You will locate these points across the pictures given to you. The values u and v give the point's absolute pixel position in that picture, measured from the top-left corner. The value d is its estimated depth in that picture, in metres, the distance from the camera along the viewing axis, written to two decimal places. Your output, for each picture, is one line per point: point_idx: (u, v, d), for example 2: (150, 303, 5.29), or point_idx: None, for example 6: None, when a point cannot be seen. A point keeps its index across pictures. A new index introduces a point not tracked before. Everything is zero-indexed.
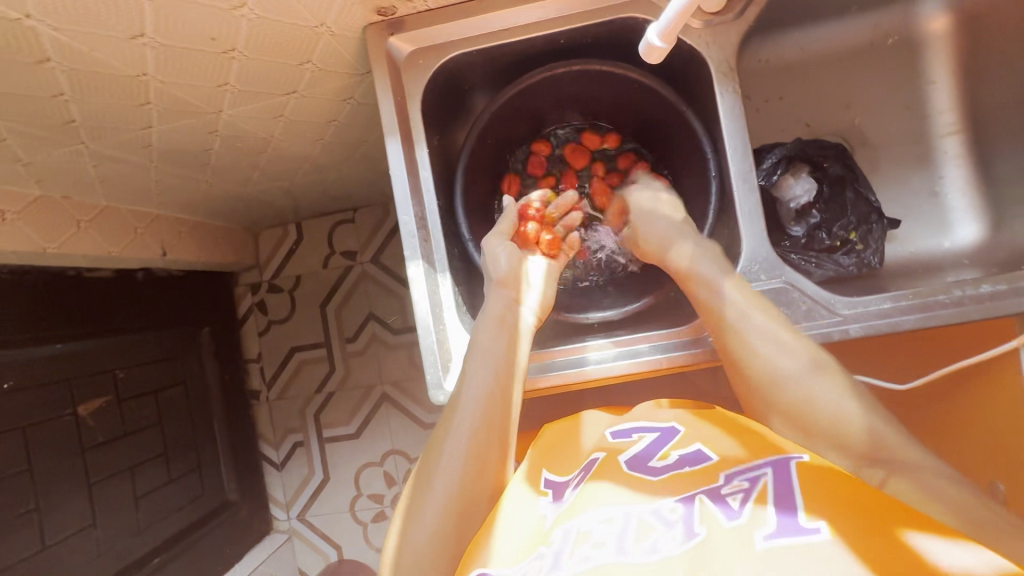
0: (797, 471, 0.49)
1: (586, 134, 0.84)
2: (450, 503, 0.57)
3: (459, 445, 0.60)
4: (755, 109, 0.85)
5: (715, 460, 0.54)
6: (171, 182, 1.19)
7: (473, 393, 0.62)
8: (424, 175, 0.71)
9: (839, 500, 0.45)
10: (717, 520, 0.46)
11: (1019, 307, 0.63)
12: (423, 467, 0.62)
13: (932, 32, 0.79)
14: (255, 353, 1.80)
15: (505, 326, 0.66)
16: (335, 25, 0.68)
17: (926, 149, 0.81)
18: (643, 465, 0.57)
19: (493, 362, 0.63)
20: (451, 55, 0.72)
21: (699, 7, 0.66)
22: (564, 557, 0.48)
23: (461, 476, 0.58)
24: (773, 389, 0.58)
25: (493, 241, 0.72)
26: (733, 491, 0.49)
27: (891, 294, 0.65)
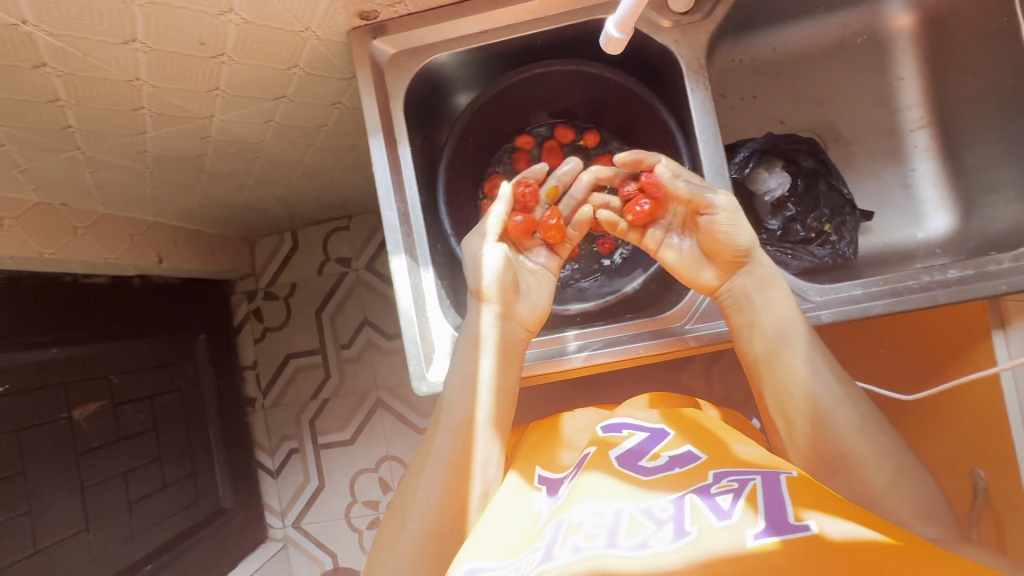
0: (786, 484, 0.54)
1: (558, 130, 0.85)
2: (434, 508, 0.63)
3: (438, 461, 0.66)
4: (731, 107, 0.88)
5: (704, 459, 0.61)
6: (166, 189, 1.22)
7: (450, 414, 0.67)
8: (407, 172, 0.73)
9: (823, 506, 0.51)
10: (708, 518, 0.51)
11: (987, 291, 0.65)
12: (410, 473, 0.69)
13: (899, 31, 0.82)
14: (250, 361, 1.82)
15: (486, 345, 0.68)
16: (320, 30, 0.71)
17: (897, 144, 0.84)
18: (633, 461, 0.63)
19: (475, 382, 0.67)
20: (432, 57, 0.75)
21: (669, 7, 0.69)
22: (556, 547, 0.52)
23: (439, 491, 0.64)
24: (778, 351, 0.64)
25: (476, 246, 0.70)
26: (722, 491, 0.54)
27: (862, 280, 0.67)
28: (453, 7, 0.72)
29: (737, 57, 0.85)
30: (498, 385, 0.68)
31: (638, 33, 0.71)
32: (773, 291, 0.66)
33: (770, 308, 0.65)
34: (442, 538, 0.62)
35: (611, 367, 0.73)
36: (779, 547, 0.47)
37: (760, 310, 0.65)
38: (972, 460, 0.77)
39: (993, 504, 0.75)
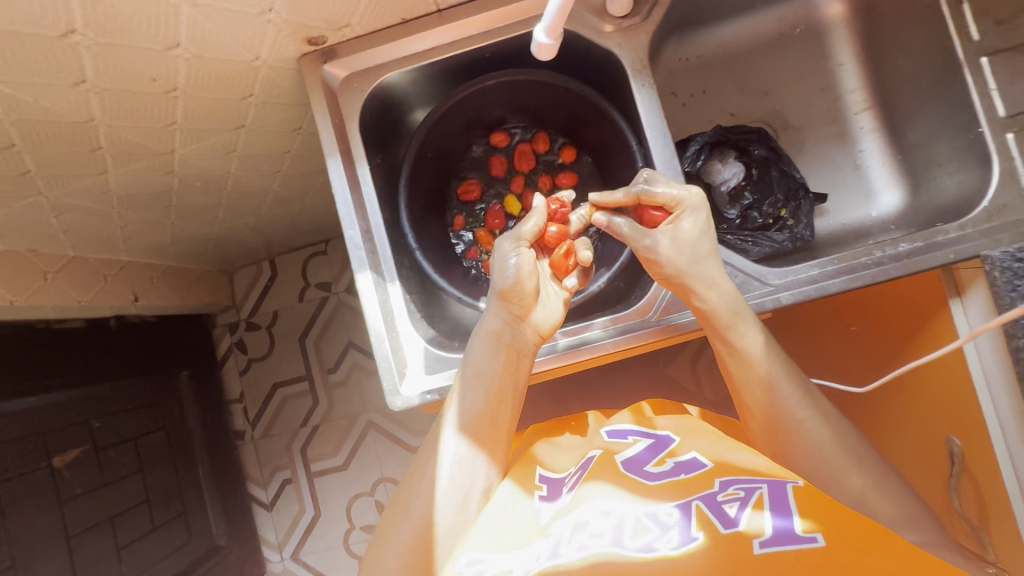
0: (792, 491, 0.54)
1: (537, 136, 0.87)
2: (436, 498, 0.63)
3: (445, 454, 0.66)
4: (683, 104, 0.90)
5: (710, 466, 0.60)
6: (136, 227, 1.22)
7: (461, 409, 0.67)
8: (366, 190, 0.74)
9: (831, 520, 0.50)
10: (714, 524, 0.52)
11: (937, 260, 0.66)
12: (412, 468, 0.68)
13: (835, 19, 0.85)
14: (237, 394, 1.80)
15: (501, 344, 0.69)
16: (270, 58, 0.72)
17: (844, 127, 0.86)
18: (638, 467, 0.64)
19: (486, 382, 0.67)
20: (383, 77, 0.76)
21: (609, 12, 0.71)
22: (563, 546, 0.53)
23: (445, 482, 0.64)
24: (741, 361, 0.67)
25: (504, 244, 0.68)
26: (729, 498, 0.55)
27: (818, 260, 0.69)
28: (399, 26, 0.74)
29: (683, 55, 0.87)
30: (509, 384, 0.68)
31: (583, 39, 0.73)
32: (744, 333, 0.66)
33: (737, 360, 0.67)
34: (446, 531, 0.62)
35: (583, 366, 0.75)
36: (783, 552, 0.47)
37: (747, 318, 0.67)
38: (947, 428, 0.79)
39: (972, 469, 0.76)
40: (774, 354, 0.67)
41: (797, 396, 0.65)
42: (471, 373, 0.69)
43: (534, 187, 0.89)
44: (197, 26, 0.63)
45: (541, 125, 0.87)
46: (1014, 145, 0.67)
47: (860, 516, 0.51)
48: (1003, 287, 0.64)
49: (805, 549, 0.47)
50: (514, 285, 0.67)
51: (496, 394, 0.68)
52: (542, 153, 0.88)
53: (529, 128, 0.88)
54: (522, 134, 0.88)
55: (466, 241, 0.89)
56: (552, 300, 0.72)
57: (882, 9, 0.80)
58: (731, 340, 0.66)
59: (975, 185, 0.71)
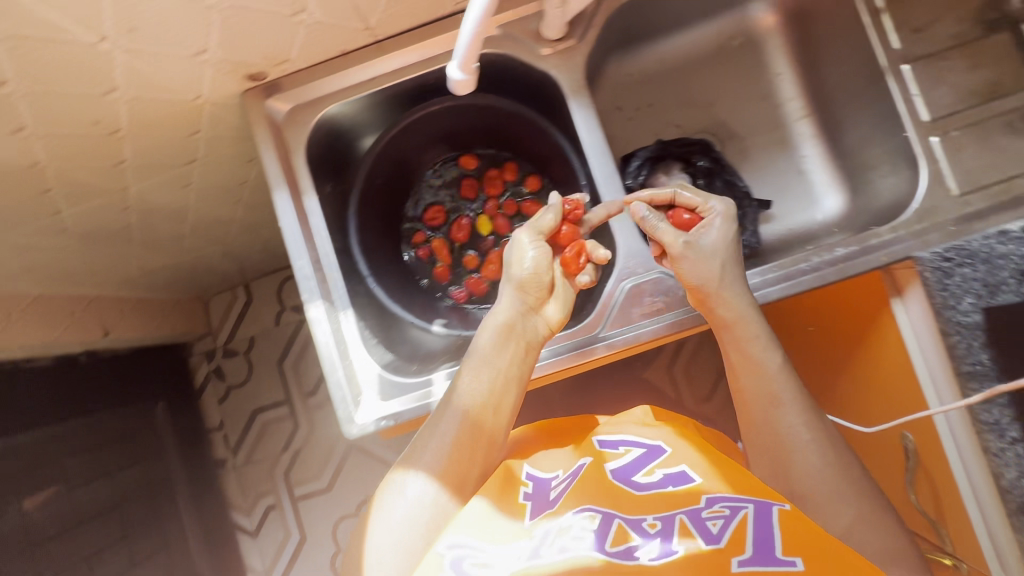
0: (777, 516, 0.51)
1: (507, 164, 0.89)
2: (432, 478, 0.62)
3: (439, 446, 0.64)
4: (629, 118, 0.91)
5: (699, 481, 0.57)
6: (101, 262, 1.21)
7: (462, 403, 0.66)
8: (315, 221, 0.75)
9: (814, 552, 0.48)
10: (695, 540, 0.51)
11: (871, 263, 0.69)
12: (404, 454, 0.66)
13: (769, 30, 0.88)
14: (216, 422, 1.78)
15: (511, 337, 0.68)
16: (212, 95, 0.73)
17: (786, 134, 0.89)
18: (625, 477, 0.60)
19: (491, 369, 0.66)
20: (326, 110, 0.77)
21: (544, 36, 0.73)
22: (545, 546, 0.52)
23: (436, 478, 0.62)
24: (754, 369, 0.67)
25: (525, 237, 0.71)
26: (713, 515, 0.52)
27: (758, 268, 0.71)
28: (341, 58, 0.75)
29: (626, 70, 0.89)
30: (513, 381, 0.67)
31: (521, 63, 0.74)
32: (761, 347, 0.67)
33: (749, 365, 0.67)
34: (441, 513, 0.61)
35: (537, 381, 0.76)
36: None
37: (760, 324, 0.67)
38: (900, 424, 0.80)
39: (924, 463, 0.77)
40: (786, 367, 0.67)
41: (806, 418, 0.64)
42: (476, 359, 0.68)
43: (500, 212, 0.90)
44: (133, 71, 0.63)
45: (513, 156, 0.89)
46: (938, 148, 0.70)
47: (843, 548, 0.50)
48: (934, 286, 0.66)
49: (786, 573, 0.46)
50: (531, 275, 0.70)
51: (502, 382, 0.67)
52: (510, 181, 0.90)
53: (501, 155, 0.90)
54: (494, 160, 0.90)
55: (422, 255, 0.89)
56: (564, 295, 0.72)
57: (812, 20, 0.83)
58: (745, 346, 0.67)
59: (907, 187, 0.73)
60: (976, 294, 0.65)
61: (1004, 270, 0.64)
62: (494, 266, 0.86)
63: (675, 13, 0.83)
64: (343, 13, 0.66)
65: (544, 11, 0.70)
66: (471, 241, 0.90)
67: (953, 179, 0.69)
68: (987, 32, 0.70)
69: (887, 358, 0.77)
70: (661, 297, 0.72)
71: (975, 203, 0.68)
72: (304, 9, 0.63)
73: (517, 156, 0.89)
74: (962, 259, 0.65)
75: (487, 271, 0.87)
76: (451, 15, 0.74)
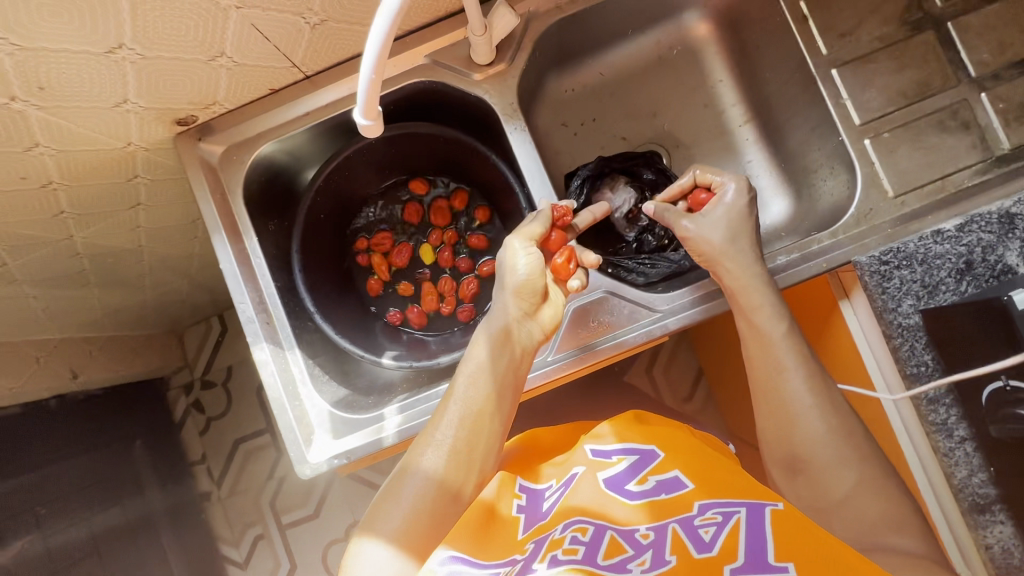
0: (772, 519, 0.48)
1: (456, 194, 0.90)
2: (427, 499, 0.54)
3: (437, 454, 0.56)
4: (574, 134, 0.91)
5: (692, 487, 0.53)
6: (61, 305, 1.18)
7: (460, 411, 0.58)
8: (256, 261, 0.75)
9: (813, 557, 0.44)
10: (687, 550, 0.47)
11: (812, 270, 0.69)
12: (394, 473, 0.57)
13: (704, 38, 0.87)
14: (199, 455, 1.73)
15: (512, 336, 0.62)
16: (143, 142, 0.72)
17: (730, 140, 0.89)
18: (620, 486, 0.56)
19: (488, 376, 0.59)
20: (261, 148, 0.76)
21: (474, 60, 0.72)
22: (536, 561, 0.49)
23: (434, 489, 0.54)
24: (765, 336, 0.64)
25: (514, 244, 0.65)
26: (706, 522, 0.49)
27: (700, 283, 0.72)
28: (271, 96, 0.75)
29: (566, 87, 0.89)
30: (514, 381, 0.61)
31: (453, 90, 0.74)
32: (772, 312, 0.64)
33: (757, 338, 0.64)
34: (436, 534, 0.53)
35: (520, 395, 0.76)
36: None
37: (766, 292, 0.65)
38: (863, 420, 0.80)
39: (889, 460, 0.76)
40: (794, 336, 0.64)
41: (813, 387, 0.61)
42: (472, 363, 0.61)
43: (446, 241, 0.90)
44: (51, 126, 0.62)
45: (462, 185, 0.90)
46: (871, 150, 0.70)
47: (846, 553, 0.45)
48: (874, 290, 0.66)
49: None
50: (526, 280, 0.64)
51: (499, 390, 0.60)
52: (458, 211, 0.90)
53: (450, 185, 0.90)
54: (443, 187, 0.90)
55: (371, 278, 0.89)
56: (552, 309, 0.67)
57: (744, 26, 0.83)
58: (752, 315, 0.64)
59: (846, 189, 0.74)
60: (916, 296, 0.65)
61: (941, 271, 0.65)
62: (432, 297, 0.88)
63: (609, 29, 0.83)
64: (266, 53, 0.66)
65: (468, 38, 0.69)
66: (410, 267, 0.90)
67: (889, 180, 0.69)
68: (908, 33, 0.71)
69: (845, 359, 0.76)
70: (608, 317, 0.72)
71: (911, 204, 0.69)
72: (222, 53, 0.63)
73: (466, 187, 0.89)
74: (898, 262, 0.66)
75: (426, 302, 0.88)
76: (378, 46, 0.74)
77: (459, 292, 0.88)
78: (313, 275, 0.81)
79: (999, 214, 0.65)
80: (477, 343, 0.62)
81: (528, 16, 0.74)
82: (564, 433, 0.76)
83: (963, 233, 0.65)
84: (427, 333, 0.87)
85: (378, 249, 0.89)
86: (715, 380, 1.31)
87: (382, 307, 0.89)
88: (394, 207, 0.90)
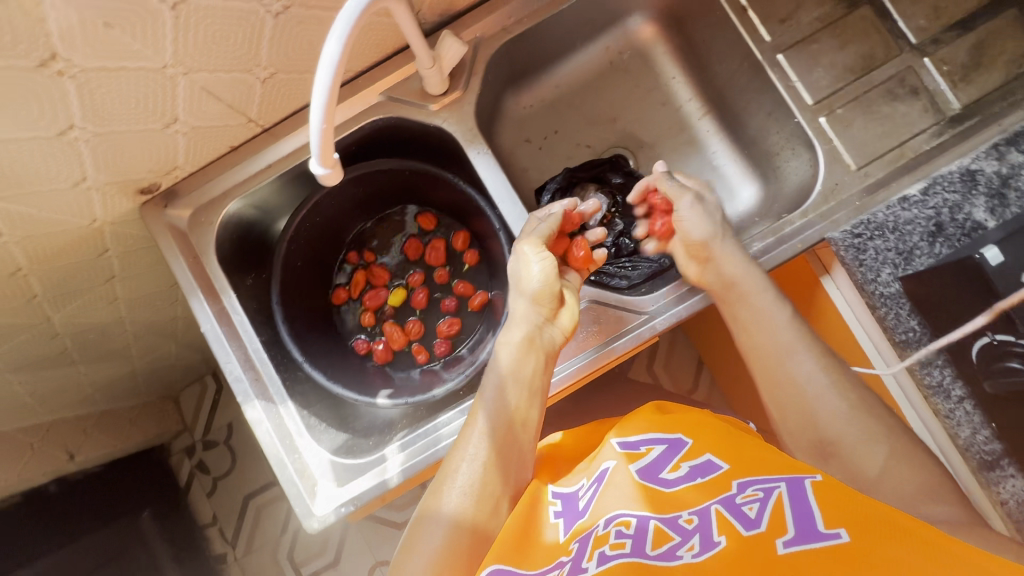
0: (814, 488, 0.47)
1: (460, 238, 0.88)
2: (461, 515, 0.54)
3: (471, 474, 0.56)
4: (539, 147, 0.92)
5: (727, 467, 0.53)
6: (48, 387, 1.16)
7: (489, 427, 0.58)
8: (237, 318, 0.74)
9: (862, 520, 0.44)
10: (735, 528, 0.46)
11: (789, 252, 0.69)
12: (427, 501, 0.57)
13: (650, 39, 0.89)
14: (210, 516, 1.65)
15: (539, 346, 0.63)
16: (108, 216, 0.72)
17: (692, 133, 0.90)
18: (655, 476, 0.54)
19: (512, 386, 0.60)
20: (228, 205, 0.76)
21: (428, 91, 0.72)
22: (585, 561, 0.48)
23: (472, 500, 0.55)
24: (759, 319, 0.65)
25: (531, 253, 0.64)
26: (748, 499, 0.48)
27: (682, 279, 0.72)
28: (230, 153, 0.75)
29: (525, 104, 0.90)
30: (542, 385, 0.62)
31: (412, 122, 0.74)
32: (762, 292, 0.65)
33: (761, 317, 0.65)
34: (475, 549, 0.53)
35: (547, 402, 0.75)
36: (812, 556, 0.42)
37: (757, 276, 0.66)
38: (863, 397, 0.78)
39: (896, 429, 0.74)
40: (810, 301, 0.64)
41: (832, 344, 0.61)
42: (494, 376, 0.62)
43: (430, 283, 0.90)
44: (12, 215, 0.62)
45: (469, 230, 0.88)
46: (828, 128, 0.71)
47: (897, 514, 0.45)
48: (852, 264, 0.66)
49: (833, 548, 0.42)
50: (544, 285, 0.63)
51: (525, 398, 0.60)
52: (455, 251, 0.89)
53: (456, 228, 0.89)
54: (449, 225, 0.89)
55: (345, 279, 0.90)
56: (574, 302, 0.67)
57: (687, 23, 0.85)
58: (754, 299, 0.65)
59: (810, 168, 0.75)
60: (892, 264, 0.65)
61: (913, 235, 0.66)
62: (400, 336, 0.87)
63: (556, 44, 0.84)
64: (220, 113, 0.66)
65: (420, 71, 0.70)
66: (387, 301, 0.89)
67: (849, 154, 0.70)
68: (844, 11, 0.73)
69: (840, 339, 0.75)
70: (596, 326, 0.72)
71: (876, 173, 0.69)
72: (176, 118, 0.63)
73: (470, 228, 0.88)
74: (871, 233, 0.66)
75: (392, 337, 0.87)
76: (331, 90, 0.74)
77: (429, 334, 0.88)
78: (297, 323, 0.80)
79: (957, 173, 0.66)
80: (499, 352, 0.63)
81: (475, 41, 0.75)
82: (584, 435, 0.73)
83: (928, 196, 0.66)
84: (392, 366, 0.87)
85: (364, 267, 0.90)
86: (716, 370, 1.31)
87: (352, 328, 0.89)
88: (396, 234, 0.91)
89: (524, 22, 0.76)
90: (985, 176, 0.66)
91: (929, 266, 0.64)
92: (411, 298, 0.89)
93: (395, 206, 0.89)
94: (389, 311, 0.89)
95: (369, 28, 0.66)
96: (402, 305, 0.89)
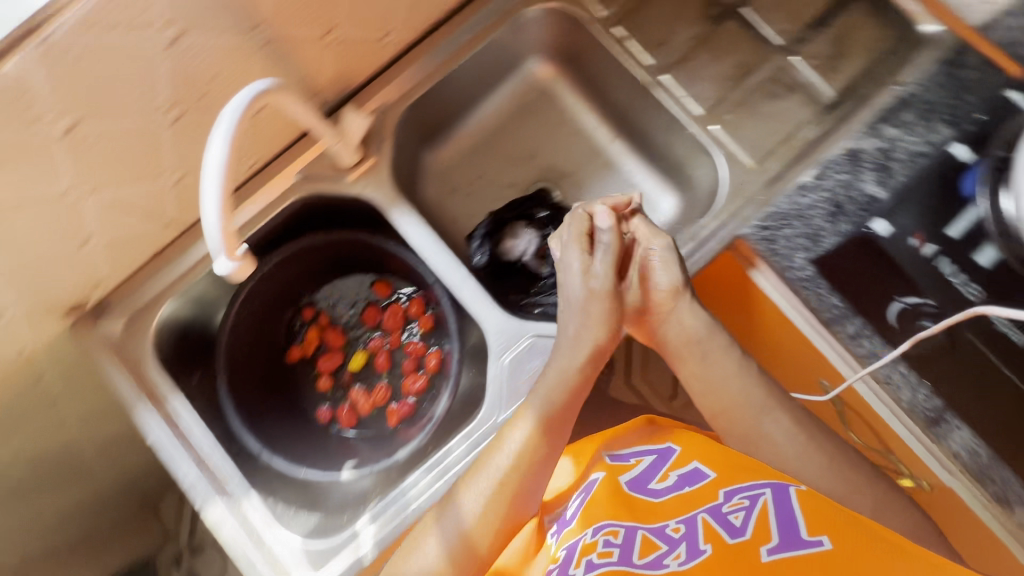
0: (798, 495, 0.49)
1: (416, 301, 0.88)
2: (442, 566, 0.60)
3: (454, 528, 0.61)
4: (465, 195, 0.94)
5: (714, 475, 0.54)
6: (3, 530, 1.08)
7: (486, 483, 0.61)
8: (182, 421, 0.73)
9: (839, 526, 0.45)
10: (721, 537, 0.47)
11: (709, 256, 0.72)
12: (401, 555, 0.62)
13: (548, 79, 0.94)
14: None
15: (547, 432, 0.63)
16: (36, 340, 0.71)
17: (606, 157, 0.94)
18: (643, 486, 0.57)
19: (517, 464, 0.62)
20: (161, 307, 0.75)
21: (341, 164, 0.75)
22: (573, 567, 0.50)
23: (454, 547, 0.60)
24: (715, 373, 0.66)
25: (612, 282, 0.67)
26: (734, 508, 0.49)
27: None
28: (155, 257, 0.75)
29: (445, 159, 0.94)
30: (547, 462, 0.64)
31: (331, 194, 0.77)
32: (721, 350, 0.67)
33: (715, 370, 0.67)
34: None
35: None
36: (794, 562, 0.43)
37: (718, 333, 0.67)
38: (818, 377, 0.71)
39: (859, 421, 0.71)
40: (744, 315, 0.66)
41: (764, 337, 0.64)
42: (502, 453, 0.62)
43: (387, 345, 0.89)
44: None
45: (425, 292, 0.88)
46: (720, 132, 0.76)
47: (870, 522, 0.46)
48: (767, 255, 0.69)
49: (811, 555, 0.43)
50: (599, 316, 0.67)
51: (531, 473, 0.62)
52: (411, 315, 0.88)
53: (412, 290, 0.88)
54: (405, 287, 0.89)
55: (304, 332, 0.89)
56: None
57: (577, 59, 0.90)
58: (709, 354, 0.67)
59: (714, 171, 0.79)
60: (804, 248, 0.69)
61: (817, 218, 0.70)
62: (361, 400, 0.87)
63: (459, 98, 0.88)
64: (137, 224, 0.68)
65: (328, 148, 0.73)
66: (344, 363, 0.88)
67: (744, 153, 0.75)
68: (716, 28, 0.79)
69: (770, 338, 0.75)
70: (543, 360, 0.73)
71: (772, 165, 0.74)
72: (90, 234, 0.63)
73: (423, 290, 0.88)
74: (778, 223, 0.70)
75: (355, 399, 0.87)
76: (248, 180, 0.76)
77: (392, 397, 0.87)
78: (244, 415, 0.78)
79: (840, 153, 0.71)
80: (513, 429, 0.63)
81: (376, 110, 0.78)
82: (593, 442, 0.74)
83: (822, 180, 0.71)
84: (351, 432, 0.86)
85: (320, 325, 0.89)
86: None
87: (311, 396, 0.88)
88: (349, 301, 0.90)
89: (422, 86, 0.80)
90: (866, 154, 0.70)
91: (835, 249, 0.69)
92: (372, 365, 0.88)
93: (331, 285, 0.89)
94: (349, 378, 0.88)
95: (271, 117, 0.69)
96: (360, 371, 0.88)
